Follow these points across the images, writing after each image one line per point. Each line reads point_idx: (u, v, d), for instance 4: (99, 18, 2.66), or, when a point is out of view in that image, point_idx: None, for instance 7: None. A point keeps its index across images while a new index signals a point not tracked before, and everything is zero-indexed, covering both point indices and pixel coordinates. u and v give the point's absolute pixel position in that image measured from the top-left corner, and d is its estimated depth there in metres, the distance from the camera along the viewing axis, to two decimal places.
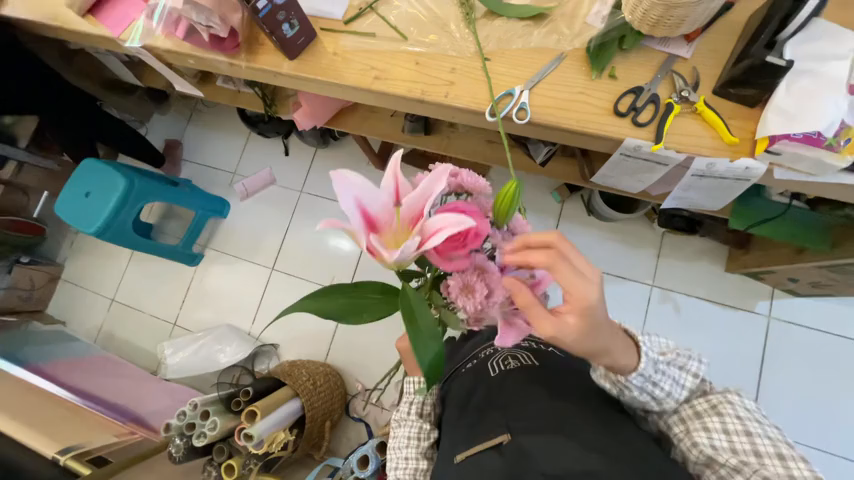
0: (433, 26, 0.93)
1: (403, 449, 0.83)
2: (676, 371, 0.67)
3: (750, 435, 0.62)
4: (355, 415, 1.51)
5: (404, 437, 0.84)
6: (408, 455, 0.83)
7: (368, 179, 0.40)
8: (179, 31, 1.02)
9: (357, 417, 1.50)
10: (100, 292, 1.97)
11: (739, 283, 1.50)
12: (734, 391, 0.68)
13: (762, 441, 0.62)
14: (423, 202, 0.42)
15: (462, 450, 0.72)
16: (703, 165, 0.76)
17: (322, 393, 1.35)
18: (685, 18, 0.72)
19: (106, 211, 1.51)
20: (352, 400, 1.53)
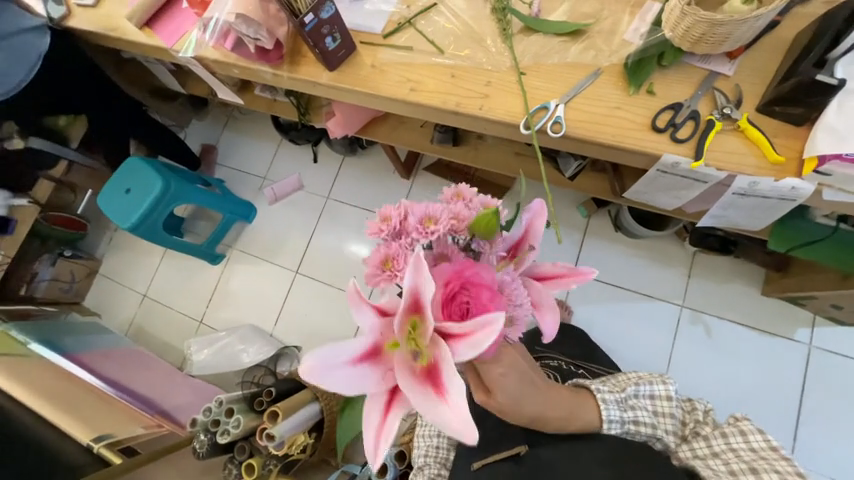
0: (470, 40, 0.95)
1: (435, 438, 0.85)
2: (657, 408, 0.73)
3: (754, 470, 0.62)
4: None
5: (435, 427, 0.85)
6: (440, 444, 0.85)
7: (336, 343, 0.39)
8: (228, 42, 1.08)
9: None
10: (134, 287, 2.06)
11: (777, 308, 1.43)
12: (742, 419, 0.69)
13: (769, 475, 0.61)
14: (411, 299, 0.39)
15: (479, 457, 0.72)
16: (746, 183, 0.74)
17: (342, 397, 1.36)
18: (729, 35, 0.72)
19: (139, 211, 1.62)
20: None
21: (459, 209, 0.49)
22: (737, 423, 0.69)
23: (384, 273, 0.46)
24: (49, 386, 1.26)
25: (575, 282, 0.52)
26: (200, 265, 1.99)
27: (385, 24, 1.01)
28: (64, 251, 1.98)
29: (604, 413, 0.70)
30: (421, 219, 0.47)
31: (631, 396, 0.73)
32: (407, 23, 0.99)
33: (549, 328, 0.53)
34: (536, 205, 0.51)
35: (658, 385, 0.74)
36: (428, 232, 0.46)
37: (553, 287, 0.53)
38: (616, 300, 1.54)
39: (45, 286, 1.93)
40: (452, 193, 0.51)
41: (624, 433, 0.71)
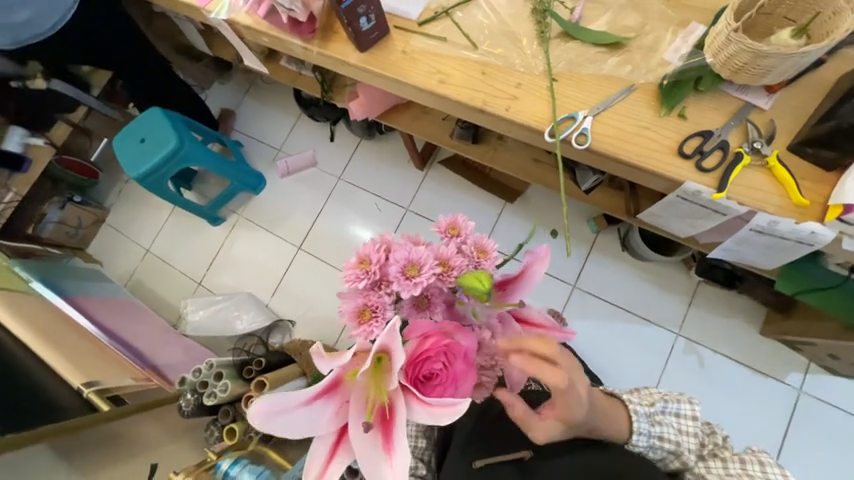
0: (505, 39, 0.93)
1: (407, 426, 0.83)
2: (683, 429, 0.73)
3: None
4: None
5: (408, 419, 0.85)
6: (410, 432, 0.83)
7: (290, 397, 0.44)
8: (262, 10, 1.07)
9: None
10: (137, 241, 2.08)
11: (773, 349, 1.43)
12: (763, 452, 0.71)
13: None
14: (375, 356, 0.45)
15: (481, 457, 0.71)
16: (764, 222, 0.73)
17: None
18: (771, 69, 0.70)
19: (152, 163, 1.63)
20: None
21: (446, 250, 0.54)
22: (756, 455, 0.71)
23: (361, 323, 0.52)
24: (46, 322, 1.27)
25: (553, 338, 0.57)
26: (205, 228, 2.00)
27: (421, 10, 0.99)
28: (73, 196, 1.99)
29: (635, 427, 0.69)
30: (404, 266, 0.52)
31: (658, 410, 0.73)
32: (444, 12, 0.98)
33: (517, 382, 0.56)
34: (540, 251, 0.54)
35: (684, 404, 0.75)
36: (411, 282, 0.51)
37: (534, 336, 0.57)
38: (613, 319, 1.54)
39: (51, 228, 1.94)
40: (449, 224, 0.57)
41: (651, 448, 0.71)
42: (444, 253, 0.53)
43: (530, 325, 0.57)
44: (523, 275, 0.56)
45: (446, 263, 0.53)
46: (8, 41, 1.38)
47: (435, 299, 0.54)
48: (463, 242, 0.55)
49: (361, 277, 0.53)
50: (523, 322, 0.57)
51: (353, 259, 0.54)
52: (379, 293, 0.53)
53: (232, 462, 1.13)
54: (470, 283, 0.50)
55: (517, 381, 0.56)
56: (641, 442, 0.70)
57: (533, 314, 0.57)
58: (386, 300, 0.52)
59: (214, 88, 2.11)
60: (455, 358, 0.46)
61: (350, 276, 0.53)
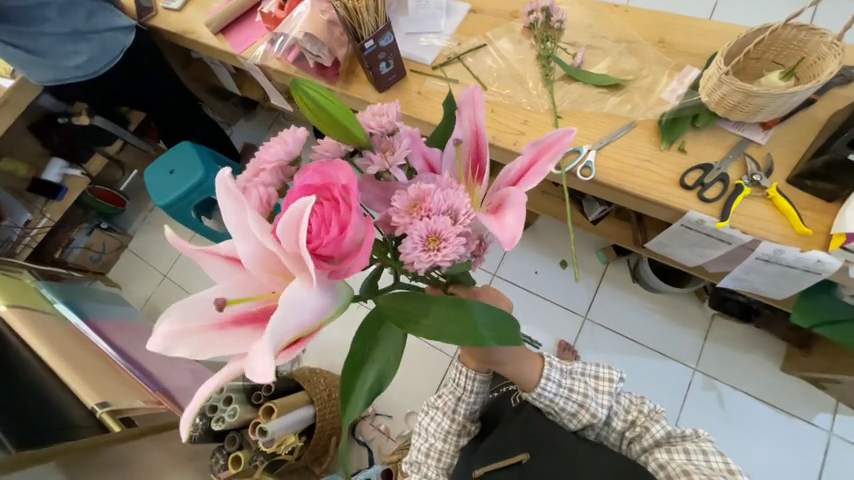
0: (512, 80, 1.01)
1: (439, 441, 0.84)
2: (606, 399, 0.76)
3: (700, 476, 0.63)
4: (360, 438, 1.49)
5: (437, 431, 0.84)
6: (444, 449, 0.84)
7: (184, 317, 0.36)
8: (291, 55, 1.18)
9: (362, 441, 1.49)
10: (155, 267, 2.15)
11: (797, 387, 1.37)
12: (702, 435, 0.69)
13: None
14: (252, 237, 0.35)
15: (479, 466, 0.75)
16: (770, 250, 0.75)
17: (335, 407, 1.36)
18: (764, 107, 0.75)
19: (177, 191, 1.72)
20: (361, 423, 1.52)
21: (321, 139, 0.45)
22: (696, 439, 0.69)
23: None
24: (65, 340, 1.30)
25: (549, 162, 0.39)
26: None
27: (435, 56, 1.09)
28: (101, 223, 2.09)
29: (546, 371, 0.74)
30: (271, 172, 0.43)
31: (576, 370, 0.79)
32: (456, 58, 1.07)
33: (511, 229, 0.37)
34: (468, 95, 0.41)
35: (604, 369, 0.79)
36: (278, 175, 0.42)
37: (528, 180, 0.39)
38: (626, 353, 1.51)
39: (76, 253, 2.05)
40: None
41: (558, 397, 0.74)
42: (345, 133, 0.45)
43: (506, 178, 0.41)
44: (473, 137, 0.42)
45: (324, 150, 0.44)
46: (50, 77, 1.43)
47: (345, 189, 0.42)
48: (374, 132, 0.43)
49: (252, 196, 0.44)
50: (505, 182, 0.42)
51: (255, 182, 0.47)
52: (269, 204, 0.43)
53: None
54: (322, 118, 0.41)
55: (511, 229, 0.37)
56: (548, 388, 0.74)
57: (512, 168, 0.42)
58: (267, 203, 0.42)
59: (239, 124, 2.26)
60: (326, 194, 0.35)
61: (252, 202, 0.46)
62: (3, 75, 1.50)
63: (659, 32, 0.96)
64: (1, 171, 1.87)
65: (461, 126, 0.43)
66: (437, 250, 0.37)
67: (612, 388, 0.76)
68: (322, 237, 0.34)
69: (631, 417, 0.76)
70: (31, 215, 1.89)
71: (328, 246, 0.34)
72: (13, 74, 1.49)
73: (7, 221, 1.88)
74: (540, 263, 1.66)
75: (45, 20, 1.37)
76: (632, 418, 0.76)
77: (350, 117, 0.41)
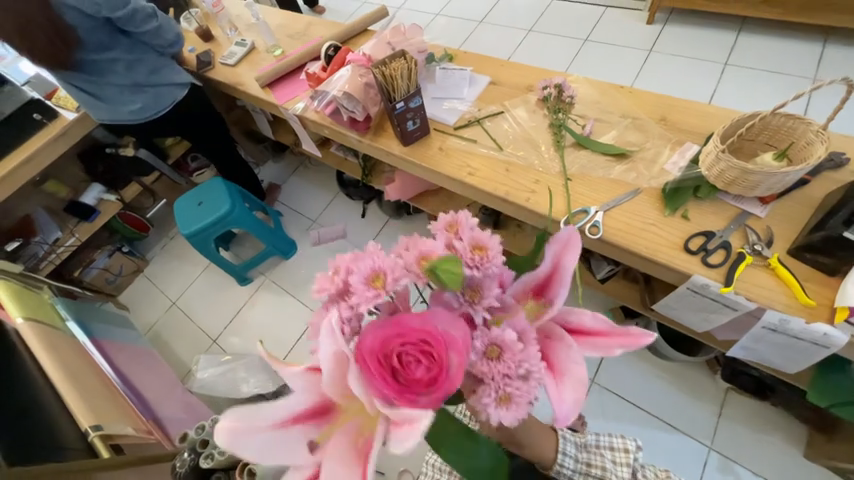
0: (526, 144, 1.11)
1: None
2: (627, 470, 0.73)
3: None
4: None
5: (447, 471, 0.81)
6: None
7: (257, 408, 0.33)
8: (328, 109, 1.32)
9: None
10: (167, 293, 2.19)
11: (822, 477, 1.27)
12: None
13: None
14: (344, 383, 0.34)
15: None
16: (775, 319, 0.76)
17: None
18: (760, 183, 0.80)
19: (205, 221, 1.82)
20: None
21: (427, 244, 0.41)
22: None
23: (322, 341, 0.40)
24: (70, 357, 1.30)
25: (622, 348, 0.38)
26: (234, 286, 2.13)
27: (457, 119, 1.21)
28: (123, 246, 2.19)
29: (561, 446, 0.69)
30: (368, 275, 0.39)
31: (591, 443, 0.76)
32: (476, 121, 1.19)
33: (566, 411, 0.37)
34: (566, 235, 0.39)
35: (620, 438, 0.76)
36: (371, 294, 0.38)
37: (590, 346, 0.39)
38: (635, 423, 1.44)
39: (94, 274, 2.11)
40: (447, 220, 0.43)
41: (574, 473, 0.70)
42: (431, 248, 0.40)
43: (569, 328, 0.40)
44: (552, 273, 0.40)
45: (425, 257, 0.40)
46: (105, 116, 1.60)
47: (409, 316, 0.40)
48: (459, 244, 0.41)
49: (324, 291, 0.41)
50: (567, 330, 0.41)
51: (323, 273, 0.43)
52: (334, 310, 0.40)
53: None
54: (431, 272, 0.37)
55: (566, 404, 0.37)
56: (565, 465, 0.69)
57: (583, 321, 0.40)
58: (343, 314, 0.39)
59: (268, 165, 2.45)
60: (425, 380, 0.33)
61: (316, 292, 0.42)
62: (71, 109, 1.68)
63: (661, 111, 1.07)
64: (44, 191, 2.01)
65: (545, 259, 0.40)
66: (508, 411, 0.37)
67: (630, 459, 0.73)
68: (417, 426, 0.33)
69: None
70: (62, 233, 2.00)
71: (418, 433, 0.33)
72: (78, 109, 1.68)
73: (38, 237, 1.98)
74: None
75: (111, 72, 1.54)
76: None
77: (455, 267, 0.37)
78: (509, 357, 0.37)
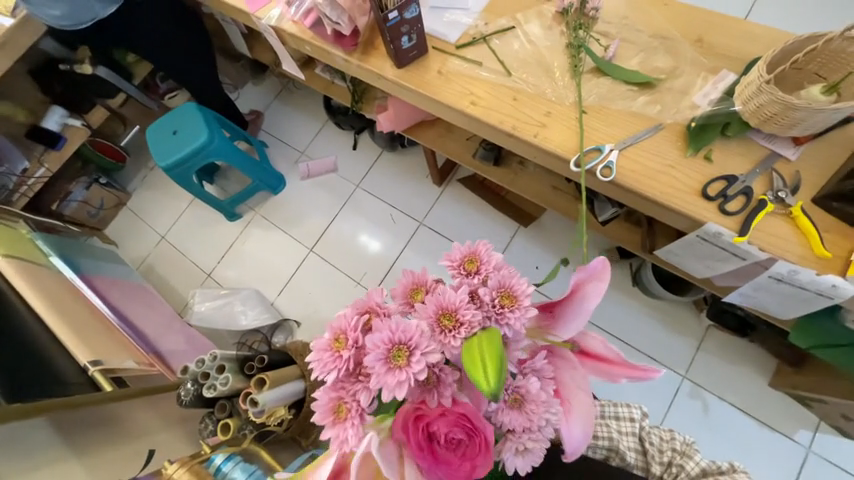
0: (538, 68, 0.97)
1: None
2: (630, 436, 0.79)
3: None
4: None
5: None
6: None
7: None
8: (308, 20, 1.12)
9: None
10: (153, 227, 2.12)
11: (782, 403, 1.39)
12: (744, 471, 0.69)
13: None
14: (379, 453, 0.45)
15: None
16: (784, 270, 0.73)
17: None
18: (801, 122, 0.71)
19: (183, 151, 1.68)
20: None
21: (444, 304, 0.51)
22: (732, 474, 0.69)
23: (338, 413, 0.50)
24: (58, 294, 1.28)
25: (627, 377, 0.51)
26: (222, 222, 2.06)
27: (460, 35, 1.04)
28: (100, 178, 2.05)
29: None
30: (387, 349, 0.49)
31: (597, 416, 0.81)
32: (481, 38, 1.02)
33: (579, 440, 0.51)
34: (597, 266, 0.48)
35: (624, 409, 0.81)
36: (395, 365, 0.48)
37: (595, 368, 0.53)
38: None
39: (73, 207, 1.99)
40: (466, 259, 0.55)
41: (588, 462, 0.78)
42: (451, 301, 0.50)
43: (579, 352, 0.53)
44: (571, 297, 0.51)
45: (450, 316, 0.50)
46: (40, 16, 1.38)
47: (445, 378, 0.50)
48: (483, 285, 0.53)
49: (332, 362, 0.51)
50: (580, 353, 0.53)
51: (327, 336, 0.52)
52: (353, 386, 0.51)
53: (226, 457, 1.07)
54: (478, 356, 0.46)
55: (577, 437, 0.51)
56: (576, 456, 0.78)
57: (594, 346, 0.53)
58: (364, 388, 0.50)
59: (247, 88, 2.21)
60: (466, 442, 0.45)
61: (322, 363, 0.51)
62: (3, 13, 1.42)
63: (698, 31, 0.91)
64: None
65: (571, 282, 0.50)
66: (526, 458, 0.52)
67: (634, 427, 0.79)
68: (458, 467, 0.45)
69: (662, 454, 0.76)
70: (29, 163, 1.83)
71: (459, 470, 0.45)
72: (15, 13, 1.41)
73: (4, 167, 1.82)
74: (542, 258, 1.68)
75: None
76: (669, 458, 0.75)
77: (491, 359, 0.45)
78: (534, 407, 0.51)
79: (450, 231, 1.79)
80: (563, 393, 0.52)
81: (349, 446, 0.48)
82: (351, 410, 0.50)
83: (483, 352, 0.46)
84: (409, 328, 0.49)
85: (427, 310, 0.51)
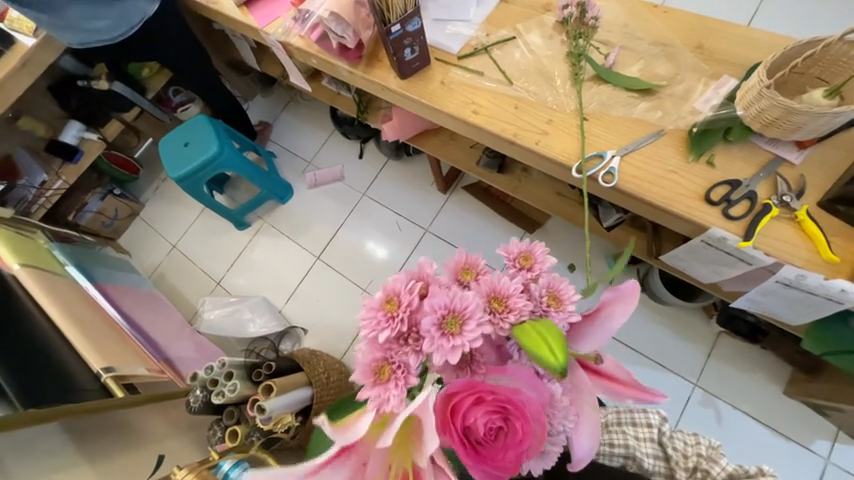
0: (539, 77, 0.98)
1: None
2: (649, 442, 0.76)
3: None
4: None
5: None
6: None
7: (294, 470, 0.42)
8: (314, 34, 1.15)
9: None
10: (165, 236, 2.17)
11: (797, 411, 1.36)
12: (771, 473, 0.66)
13: None
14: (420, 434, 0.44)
15: None
16: (792, 275, 0.72)
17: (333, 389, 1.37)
18: (803, 126, 0.71)
19: (191, 163, 1.73)
20: None
21: (501, 287, 0.51)
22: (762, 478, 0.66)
23: (378, 377, 0.49)
24: (74, 303, 1.32)
25: (633, 398, 0.52)
26: (232, 230, 2.10)
27: (462, 46, 1.06)
28: (114, 189, 2.11)
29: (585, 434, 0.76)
30: (442, 318, 0.49)
31: (613, 421, 0.79)
32: (483, 49, 1.04)
33: (585, 451, 0.51)
34: (627, 288, 0.48)
35: (641, 414, 0.78)
36: (449, 337, 0.48)
37: (606, 385, 0.52)
38: (627, 360, 1.50)
39: (89, 217, 2.06)
40: (521, 253, 0.55)
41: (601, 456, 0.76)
42: (506, 287, 0.51)
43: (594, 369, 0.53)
44: (596, 315, 0.51)
45: (502, 301, 0.51)
46: (76, 40, 1.40)
47: (480, 358, 0.51)
48: (535, 280, 0.53)
49: (384, 322, 0.50)
50: (593, 371, 0.53)
51: (379, 296, 0.51)
52: (401, 348, 0.50)
53: (233, 463, 1.04)
54: (538, 344, 0.46)
55: (584, 448, 0.51)
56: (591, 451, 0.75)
57: (606, 363, 0.53)
58: (411, 357, 0.50)
59: (256, 100, 2.28)
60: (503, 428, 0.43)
61: (373, 321, 0.50)
62: (26, 33, 1.48)
63: (698, 38, 0.92)
64: (19, 129, 1.88)
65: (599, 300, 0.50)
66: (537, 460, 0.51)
67: (652, 433, 0.76)
68: (495, 454, 0.43)
69: (688, 462, 0.72)
70: (48, 176, 1.90)
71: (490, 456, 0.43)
72: (36, 33, 1.47)
73: (24, 180, 1.89)
74: None
75: None
76: (694, 462, 0.72)
77: (553, 343, 0.46)
78: (554, 411, 0.49)
79: (455, 239, 1.81)
80: (577, 403, 0.51)
81: (391, 406, 0.47)
82: (394, 375, 0.49)
83: (542, 337, 0.47)
84: (468, 301, 0.49)
85: (481, 290, 0.52)
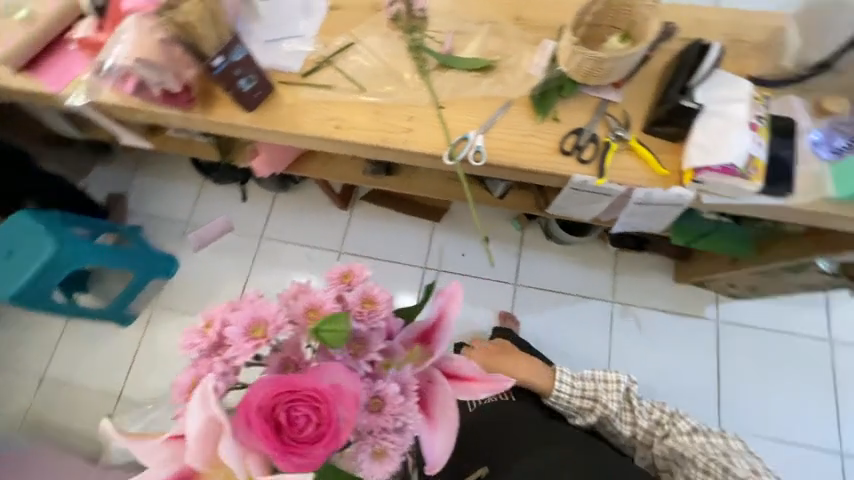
0: (389, 76, 0.98)
1: None
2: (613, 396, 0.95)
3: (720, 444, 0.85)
4: None
5: None
6: None
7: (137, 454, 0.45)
8: (128, 86, 0.98)
9: None
10: (28, 367, 1.73)
11: (688, 291, 1.61)
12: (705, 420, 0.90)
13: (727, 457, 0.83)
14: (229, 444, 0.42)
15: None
16: (642, 194, 0.84)
17: None
18: (611, 70, 0.83)
19: (27, 273, 1.40)
20: None
21: (320, 297, 0.51)
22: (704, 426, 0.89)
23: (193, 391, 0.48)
24: None
25: (485, 393, 0.49)
26: (116, 329, 1.76)
27: (303, 63, 1.01)
28: None
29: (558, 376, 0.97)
30: (248, 327, 0.48)
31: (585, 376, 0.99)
32: (325, 61, 1.00)
33: (436, 455, 0.50)
34: (451, 289, 0.50)
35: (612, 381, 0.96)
36: (254, 343, 0.47)
37: (460, 391, 0.50)
38: (558, 303, 1.64)
39: None
40: (342, 271, 0.53)
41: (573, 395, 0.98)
42: (319, 299, 0.51)
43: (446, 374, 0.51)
44: (438, 320, 0.51)
45: (317, 310, 0.50)
46: None
47: (301, 363, 0.49)
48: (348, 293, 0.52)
49: (202, 336, 0.50)
50: (448, 377, 0.51)
51: (199, 321, 0.51)
52: (212, 360, 0.49)
53: None
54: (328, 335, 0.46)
55: (438, 449, 0.49)
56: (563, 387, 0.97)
57: (461, 368, 0.50)
58: (220, 366, 0.48)
59: (96, 171, 1.91)
60: (314, 418, 0.43)
61: (190, 341, 0.50)
62: None
63: (516, 9, 1.00)
64: None
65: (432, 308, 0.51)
66: (384, 466, 0.49)
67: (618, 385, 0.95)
68: (304, 439, 0.42)
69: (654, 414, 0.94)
70: None
71: (301, 445, 0.42)
72: None
73: None
74: (465, 243, 1.73)
75: None
76: (658, 418, 0.93)
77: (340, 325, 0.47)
78: (391, 409, 0.48)
79: (373, 250, 1.76)
80: (427, 405, 0.50)
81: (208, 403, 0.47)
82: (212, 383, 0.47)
83: (337, 326, 0.46)
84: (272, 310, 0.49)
85: (295, 308, 0.50)
